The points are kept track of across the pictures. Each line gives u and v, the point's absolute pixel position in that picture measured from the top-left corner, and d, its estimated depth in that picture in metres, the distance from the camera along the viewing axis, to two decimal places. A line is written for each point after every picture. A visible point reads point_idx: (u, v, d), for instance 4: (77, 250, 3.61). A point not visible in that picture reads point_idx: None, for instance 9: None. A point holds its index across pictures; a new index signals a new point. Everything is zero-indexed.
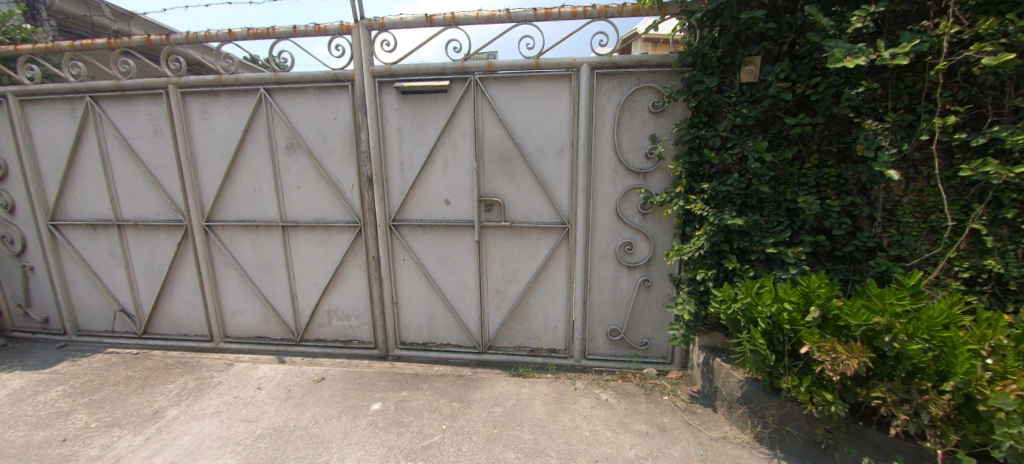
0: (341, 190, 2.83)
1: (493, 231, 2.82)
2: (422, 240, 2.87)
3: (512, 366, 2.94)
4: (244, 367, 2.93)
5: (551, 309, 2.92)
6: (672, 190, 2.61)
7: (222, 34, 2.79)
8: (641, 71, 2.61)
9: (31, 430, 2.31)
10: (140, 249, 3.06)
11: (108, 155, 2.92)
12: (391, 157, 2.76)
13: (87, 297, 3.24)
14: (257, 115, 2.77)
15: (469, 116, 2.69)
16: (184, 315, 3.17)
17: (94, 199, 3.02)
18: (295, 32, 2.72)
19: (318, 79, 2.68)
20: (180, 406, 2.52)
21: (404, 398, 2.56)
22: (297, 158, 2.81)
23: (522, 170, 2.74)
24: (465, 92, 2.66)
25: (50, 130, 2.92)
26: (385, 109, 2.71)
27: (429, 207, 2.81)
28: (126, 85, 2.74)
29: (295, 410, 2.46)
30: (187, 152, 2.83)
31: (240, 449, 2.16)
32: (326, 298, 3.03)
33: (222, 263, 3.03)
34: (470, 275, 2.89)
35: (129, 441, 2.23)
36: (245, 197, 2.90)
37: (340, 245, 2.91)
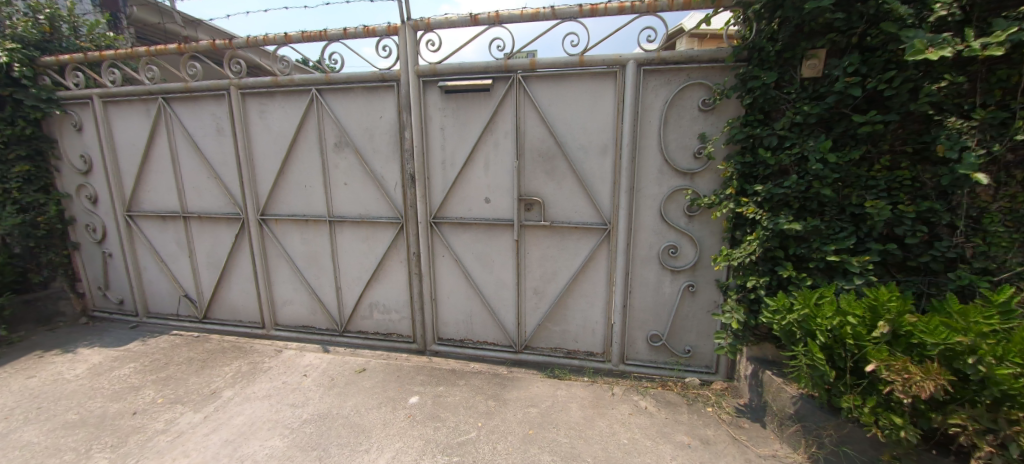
0: (384, 188, 2.90)
1: (532, 231, 2.80)
2: (461, 237, 2.89)
3: (549, 367, 2.90)
4: (292, 354, 3.07)
5: (590, 312, 2.86)
6: (723, 192, 2.48)
7: (277, 38, 2.92)
8: (691, 67, 2.49)
9: (108, 402, 2.53)
10: (202, 240, 3.28)
11: (177, 152, 3.15)
12: (433, 155, 2.80)
13: (156, 282, 3.52)
14: (308, 114, 2.89)
15: (511, 115, 2.68)
16: (240, 303, 3.37)
17: (164, 193, 3.27)
18: (345, 34, 2.80)
19: (365, 79, 2.76)
20: (235, 388, 2.67)
21: (441, 393, 2.59)
22: (345, 155, 2.91)
23: (563, 169, 2.69)
24: (508, 90, 2.64)
25: (129, 129, 3.19)
26: (429, 108, 2.75)
27: (469, 205, 2.83)
28: (193, 87, 2.94)
29: (337, 399, 2.55)
30: (245, 149, 3.01)
31: (288, 432, 2.27)
32: (369, 292, 3.12)
33: (274, 255, 3.20)
34: (508, 274, 2.88)
35: (190, 418, 2.39)
36: (297, 193, 3.04)
37: (383, 240, 2.99)
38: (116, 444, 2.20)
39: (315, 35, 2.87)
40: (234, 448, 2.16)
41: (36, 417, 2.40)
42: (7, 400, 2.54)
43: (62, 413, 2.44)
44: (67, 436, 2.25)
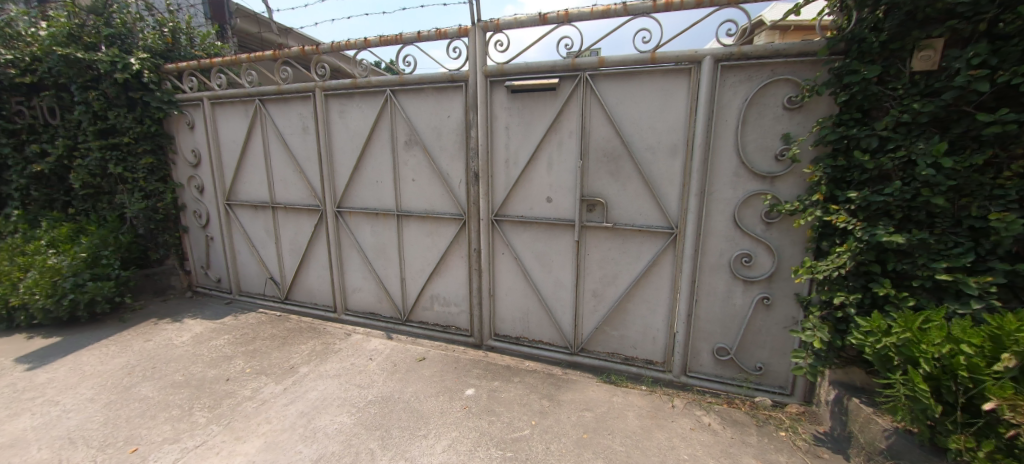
0: (449, 184, 3.00)
1: (592, 232, 2.75)
2: (521, 236, 2.91)
3: (605, 372, 2.83)
4: (360, 338, 3.28)
5: (651, 318, 2.75)
6: (808, 198, 2.26)
7: (357, 42, 3.12)
8: (776, 62, 2.30)
9: (206, 367, 2.87)
10: (286, 228, 3.61)
11: (269, 148, 3.49)
12: (497, 154, 2.85)
13: (248, 265, 3.92)
14: (382, 114, 3.07)
15: (577, 114, 2.64)
16: (316, 288, 3.66)
17: (258, 185, 3.64)
18: (419, 37, 2.92)
19: (436, 80, 2.87)
20: (310, 365, 2.91)
21: (495, 388, 2.64)
22: (414, 153, 3.05)
23: (629, 170, 2.62)
24: (574, 89, 2.61)
25: (232, 127, 3.58)
26: (495, 107, 2.80)
27: (530, 204, 2.84)
28: (285, 89, 3.24)
29: (399, 384, 2.68)
30: (326, 146, 3.26)
31: (354, 411, 2.42)
32: (430, 284, 3.25)
33: (347, 245, 3.43)
34: (566, 275, 2.85)
35: (271, 389, 2.64)
36: (369, 187, 3.24)
37: (446, 235, 3.10)
38: (213, 405, 2.49)
39: (391, 39, 3.02)
40: (308, 420, 2.35)
41: (152, 376, 2.78)
42: (130, 359, 2.97)
43: (171, 373, 2.81)
44: (175, 394, 2.58)
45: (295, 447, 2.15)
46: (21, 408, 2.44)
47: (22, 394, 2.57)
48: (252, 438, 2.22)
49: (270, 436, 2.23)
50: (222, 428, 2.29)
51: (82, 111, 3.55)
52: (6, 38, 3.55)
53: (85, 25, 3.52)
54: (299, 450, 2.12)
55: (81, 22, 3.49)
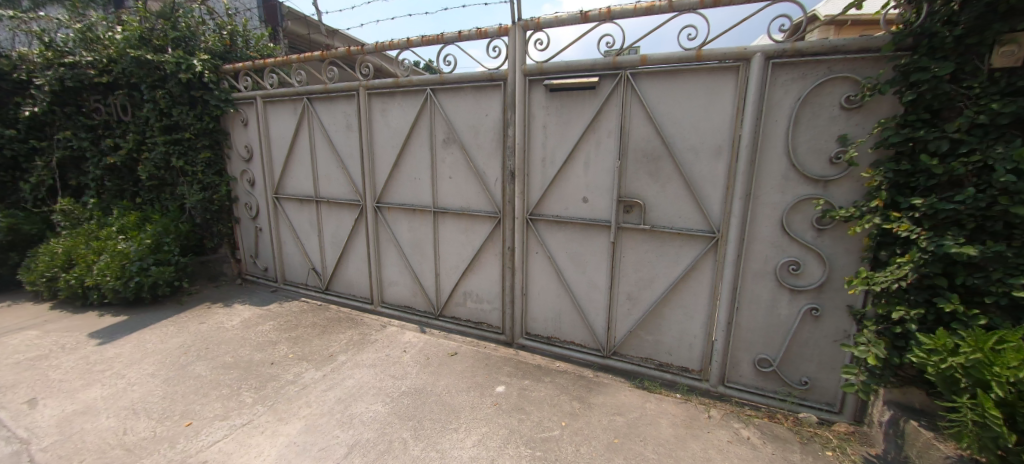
0: (485, 183, 3.03)
1: (629, 233, 2.70)
2: (556, 235, 2.90)
3: (638, 377, 2.77)
4: (394, 331, 3.38)
5: (688, 325, 2.66)
6: (865, 204, 2.11)
7: (400, 42, 3.15)
8: (834, 59, 2.17)
9: (253, 351, 3.05)
10: (328, 222, 3.77)
11: (315, 145, 3.65)
12: (534, 153, 2.85)
13: (292, 255, 4.11)
14: (422, 112, 3.14)
15: (616, 113, 2.60)
16: (355, 280, 3.79)
17: (303, 179, 3.81)
18: (460, 36, 2.95)
19: (475, 79, 2.90)
20: (347, 353, 3.03)
21: (526, 387, 2.64)
22: (452, 151, 3.10)
23: (669, 171, 2.55)
24: (614, 88, 2.57)
25: (281, 124, 3.77)
26: (533, 106, 2.80)
27: (566, 204, 2.83)
28: (331, 88, 3.37)
29: (431, 377, 2.73)
30: (368, 144, 3.37)
31: (388, 400, 2.49)
32: (464, 281, 3.30)
33: (384, 239, 3.54)
34: (600, 276, 2.82)
35: (312, 374, 2.76)
36: (408, 184, 3.33)
37: (481, 233, 3.13)
38: (259, 386, 2.63)
39: (433, 39, 3.04)
40: (345, 406, 2.44)
41: (205, 355, 2.98)
42: (186, 339, 3.20)
43: (222, 354, 3.00)
44: (225, 374, 2.75)
45: (333, 431, 2.24)
46: (93, 378, 2.68)
47: (95, 366, 2.82)
48: (294, 420, 2.33)
49: (310, 420, 2.33)
50: (267, 409, 2.42)
51: (150, 109, 3.84)
52: (87, 42, 3.90)
53: (154, 29, 3.82)
54: (337, 434, 2.21)
55: (151, 26, 3.79)
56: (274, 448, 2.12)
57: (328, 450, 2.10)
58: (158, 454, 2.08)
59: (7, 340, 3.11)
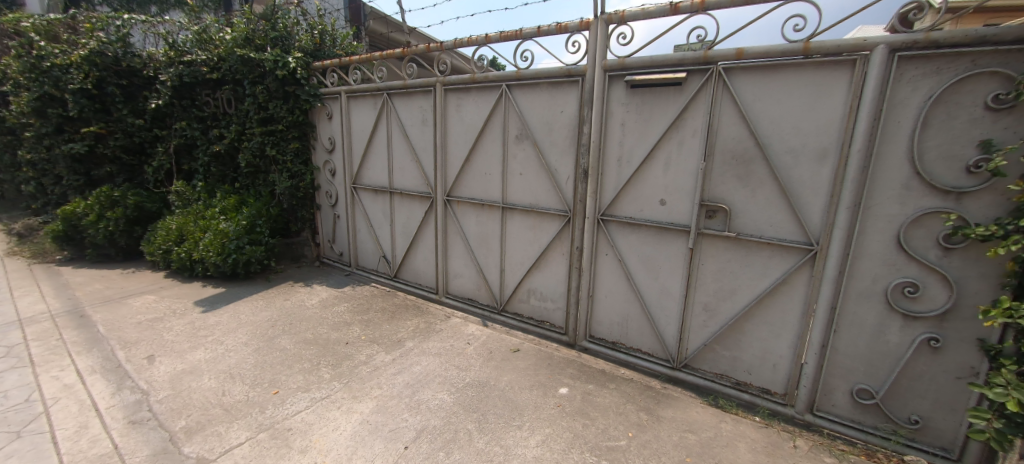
0: (556, 180, 2.99)
1: (709, 240, 2.53)
2: (628, 238, 2.79)
3: (711, 393, 2.60)
4: (458, 322, 3.45)
5: (773, 344, 2.44)
6: (1011, 222, 1.74)
7: (479, 39, 3.15)
8: (982, 50, 1.82)
9: (331, 330, 3.26)
10: (400, 212, 3.93)
11: (392, 139, 3.82)
12: (610, 151, 2.76)
13: (365, 242, 4.35)
14: (497, 108, 3.16)
15: (704, 111, 2.43)
16: (422, 270, 3.93)
17: (379, 171, 4.00)
18: (539, 32, 2.90)
19: (552, 75, 2.86)
20: (415, 340, 3.14)
21: (590, 391, 2.57)
22: (524, 147, 3.09)
23: (761, 175, 2.34)
24: (703, 83, 2.40)
25: (362, 118, 3.97)
26: (612, 102, 2.70)
27: (641, 206, 2.71)
28: (410, 84, 3.50)
29: (494, 371, 2.75)
30: (442, 138, 3.46)
31: (453, 390, 2.55)
32: (528, 278, 3.29)
33: (452, 232, 3.63)
34: (674, 283, 2.67)
35: (382, 357, 2.90)
36: (478, 179, 3.37)
37: (549, 231, 3.10)
38: (335, 364, 2.80)
39: (511, 34, 3.03)
40: (413, 392, 2.53)
41: (289, 330, 3.23)
42: (273, 313, 3.50)
43: (304, 331, 3.24)
44: (306, 350, 2.96)
45: (402, 414, 2.33)
46: (198, 342, 3.02)
47: (199, 331, 3.17)
48: (367, 399, 2.46)
49: (381, 401, 2.44)
50: (343, 386, 2.57)
51: (250, 103, 4.24)
52: (202, 42, 4.37)
53: (257, 30, 4.19)
54: (405, 417, 2.30)
55: (255, 28, 4.17)
56: (349, 423, 2.24)
57: (398, 432, 2.19)
58: (251, 417, 2.28)
59: (132, 302, 3.60)
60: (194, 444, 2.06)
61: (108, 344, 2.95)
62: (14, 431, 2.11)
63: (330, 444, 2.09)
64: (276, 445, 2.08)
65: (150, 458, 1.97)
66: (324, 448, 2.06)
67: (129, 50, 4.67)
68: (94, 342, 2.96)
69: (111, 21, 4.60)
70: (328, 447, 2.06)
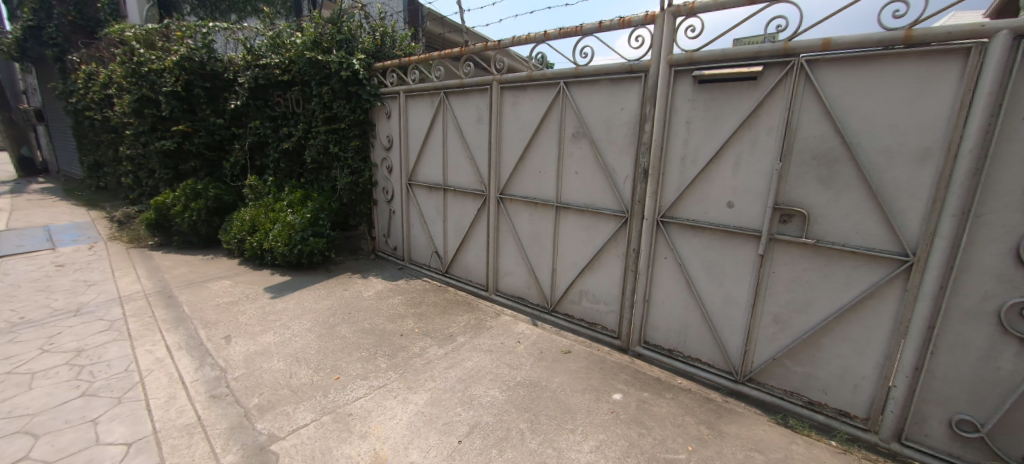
0: (613, 180, 2.91)
1: (783, 246, 2.34)
2: (690, 241, 2.67)
3: (779, 411, 2.43)
4: (508, 320, 3.47)
5: (855, 362, 2.22)
6: None
7: (537, 36, 3.14)
8: None
9: (386, 321, 3.38)
10: (453, 209, 4.01)
11: (447, 137, 3.90)
12: (674, 150, 2.65)
13: (418, 237, 4.48)
14: (553, 106, 3.13)
15: (782, 107, 2.25)
16: (473, 266, 3.99)
17: (434, 168, 4.10)
18: (601, 27, 2.83)
19: (613, 71, 2.78)
20: (466, 336, 3.19)
21: (645, 399, 2.48)
22: (581, 145, 3.04)
23: (848, 177, 2.11)
24: (782, 78, 2.22)
25: (419, 117, 4.09)
26: (677, 99, 2.58)
27: (706, 208, 2.57)
28: (467, 83, 3.56)
29: (546, 372, 2.74)
30: (497, 137, 3.49)
31: (505, 388, 2.56)
32: (581, 279, 3.24)
33: (504, 230, 3.65)
34: (740, 291, 2.51)
35: (435, 351, 2.97)
36: (532, 178, 3.36)
37: (604, 232, 3.03)
38: (391, 355, 2.90)
39: (571, 30, 2.98)
40: (465, 387, 2.57)
41: (349, 319, 3.40)
42: (333, 302, 3.69)
43: (362, 320, 3.38)
44: (364, 339, 3.10)
45: (455, 408, 2.37)
46: (268, 326, 3.24)
47: (269, 315, 3.41)
48: (421, 391, 2.52)
49: (435, 394, 2.49)
50: (398, 376, 2.66)
51: (316, 103, 4.48)
52: (275, 46, 4.69)
53: (324, 33, 4.43)
54: (459, 412, 2.33)
55: (323, 32, 4.40)
56: (405, 413, 2.31)
57: (451, 425, 2.22)
58: (315, 400, 2.41)
59: (211, 286, 3.94)
60: (265, 421, 2.21)
61: (192, 323, 3.25)
62: (117, 396, 2.37)
63: (388, 431, 2.16)
64: (338, 428, 2.18)
65: (227, 431, 2.13)
66: (382, 436, 2.13)
67: (212, 55, 5.11)
68: (180, 321, 3.26)
69: (198, 29, 5.05)
70: (385, 435, 2.13)
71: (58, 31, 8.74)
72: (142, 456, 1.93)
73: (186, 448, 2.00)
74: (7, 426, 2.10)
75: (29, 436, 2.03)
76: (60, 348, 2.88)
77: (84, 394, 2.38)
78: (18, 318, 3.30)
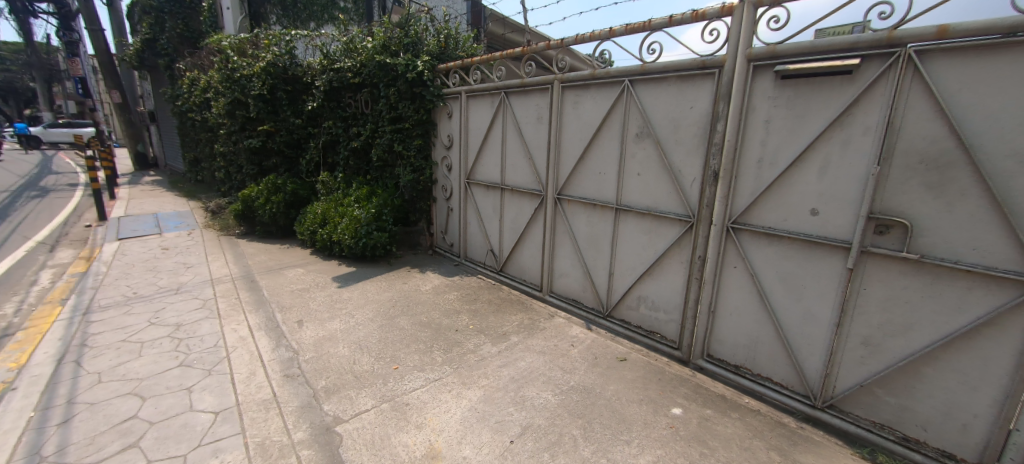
0: (679, 182, 2.78)
1: (877, 261, 2.06)
2: (764, 251, 2.47)
3: (864, 445, 2.16)
4: (562, 322, 3.45)
5: (966, 399, 1.90)
6: None
7: (602, 33, 3.06)
8: None
9: (442, 316, 3.49)
10: (510, 208, 4.05)
11: (506, 137, 3.95)
12: (750, 152, 2.45)
13: (474, 235, 4.59)
14: (617, 105, 3.04)
15: (882, 103, 1.96)
16: (528, 266, 4.01)
17: (492, 167, 4.17)
18: (671, 21, 2.70)
19: (684, 67, 2.64)
20: (519, 336, 3.21)
21: (708, 417, 2.33)
22: (645, 146, 2.93)
23: (965, 182, 1.78)
24: (883, 71, 1.93)
25: (479, 117, 4.17)
26: (756, 96, 2.38)
27: (785, 214, 2.35)
28: (528, 82, 3.57)
29: (600, 378, 2.67)
30: (557, 137, 3.47)
31: (558, 392, 2.53)
32: (640, 285, 3.14)
33: (561, 231, 3.63)
34: (822, 308, 2.28)
35: (489, 348, 3.01)
36: (592, 179, 3.30)
37: (667, 237, 2.91)
38: (446, 349, 2.99)
39: (639, 26, 2.87)
40: (518, 387, 2.58)
41: (407, 312, 3.55)
42: (393, 294, 3.88)
43: (420, 314, 3.52)
44: (422, 332, 3.23)
45: (508, 408, 2.38)
46: (336, 313, 3.48)
47: (336, 303, 3.66)
48: (475, 387, 2.58)
49: (488, 391, 2.53)
50: (453, 371, 2.73)
51: (384, 104, 4.73)
52: (349, 51, 5.01)
53: (393, 37, 4.66)
54: (512, 411, 2.34)
55: (392, 35, 4.63)
56: (459, 408, 2.37)
57: (504, 424, 2.24)
58: (376, 387, 2.55)
59: (287, 273, 4.31)
60: (331, 403, 2.37)
61: (270, 306, 3.57)
62: (208, 369, 2.66)
63: (442, 424, 2.23)
64: (396, 417, 2.28)
65: (298, 410, 2.31)
66: (437, 428, 2.19)
67: (294, 61, 5.58)
68: (260, 304, 3.60)
69: (282, 37, 5.53)
70: (440, 428, 2.20)
71: (170, 43, 10.03)
72: (226, 425, 2.15)
73: (263, 422, 2.19)
74: (123, 387, 2.45)
75: (138, 397, 2.35)
76: (164, 321, 3.30)
77: (182, 364, 2.70)
78: (133, 293, 3.84)
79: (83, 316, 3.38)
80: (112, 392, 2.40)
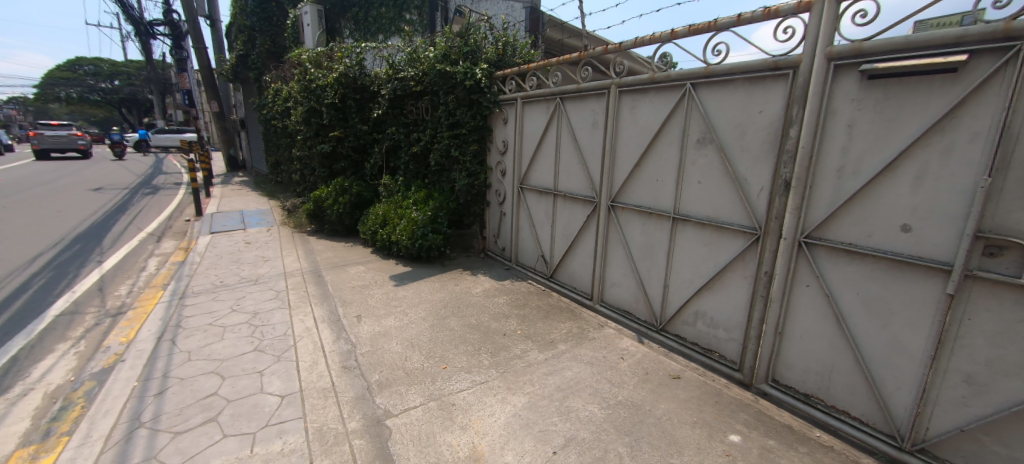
0: (744, 192, 2.62)
1: (984, 287, 1.78)
2: (842, 269, 2.25)
3: None
4: (612, 334, 3.38)
5: None
6: None
7: (663, 35, 2.97)
8: None
9: (491, 319, 3.57)
10: (562, 214, 4.04)
11: (560, 142, 3.96)
12: (828, 159, 2.25)
13: (526, 239, 4.64)
14: (677, 110, 2.94)
15: (996, 106, 1.69)
16: (579, 273, 3.98)
17: (545, 173, 4.20)
18: (739, 20, 2.56)
19: (753, 69, 2.49)
20: (567, 344, 3.20)
21: (770, 448, 2.16)
22: (707, 153, 2.80)
23: None
24: (997, 69, 1.67)
25: (534, 122, 4.22)
26: (837, 98, 2.18)
27: (870, 230, 2.12)
28: (584, 87, 3.56)
29: (650, 396, 2.58)
30: (612, 143, 3.43)
31: (605, 405, 2.49)
32: (698, 298, 3.00)
33: (614, 240, 3.57)
34: (913, 338, 2.02)
35: (536, 355, 3.03)
36: (648, 186, 3.21)
37: (729, 249, 2.75)
38: (493, 353, 3.04)
39: (703, 27, 2.75)
40: (563, 397, 2.56)
41: (458, 313, 3.67)
42: (444, 295, 4.03)
43: (469, 316, 3.63)
44: (470, 333, 3.32)
45: (552, 417, 2.38)
46: (391, 311, 3.69)
47: (393, 301, 3.88)
48: (520, 393, 2.60)
49: (532, 398, 2.55)
50: (499, 375, 2.78)
51: (443, 110, 4.94)
52: (412, 61, 5.30)
53: (453, 46, 4.85)
54: (555, 421, 2.33)
55: (452, 44, 4.82)
56: (503, 413, 2.40)
57: (547, 434, 2.24)
58: (424, 385, 2.66)
59: (350, 270, 4.64)
60: (384, 397, 2.52)
61: (334, 300, 3.86)
62: (278, 355, 2.94)
63: (487, 427, 2.27)
64: (442, 415, 2.36)
65: (354, 400, 2.48)
66: (482, 430, 2.25)
67: (362, 71, 6.00)
68: (326, 298, 3.91)
69: (353, 49, 5.98)
70: (484, 430, 2.25)
71: (259, 59, 11.24)
72: (291, 409, 2.35)
73: (322, 409, 2.38)
74: (207, 366, 2.78)
75: (219, 376, 2.66)
76: (244, 309, 3.69)
77: (256, 349, 3.01)
78: (219, 282, 4.34)
79: (179, 300, 3.88)
80: (199, 370, 2.73)
